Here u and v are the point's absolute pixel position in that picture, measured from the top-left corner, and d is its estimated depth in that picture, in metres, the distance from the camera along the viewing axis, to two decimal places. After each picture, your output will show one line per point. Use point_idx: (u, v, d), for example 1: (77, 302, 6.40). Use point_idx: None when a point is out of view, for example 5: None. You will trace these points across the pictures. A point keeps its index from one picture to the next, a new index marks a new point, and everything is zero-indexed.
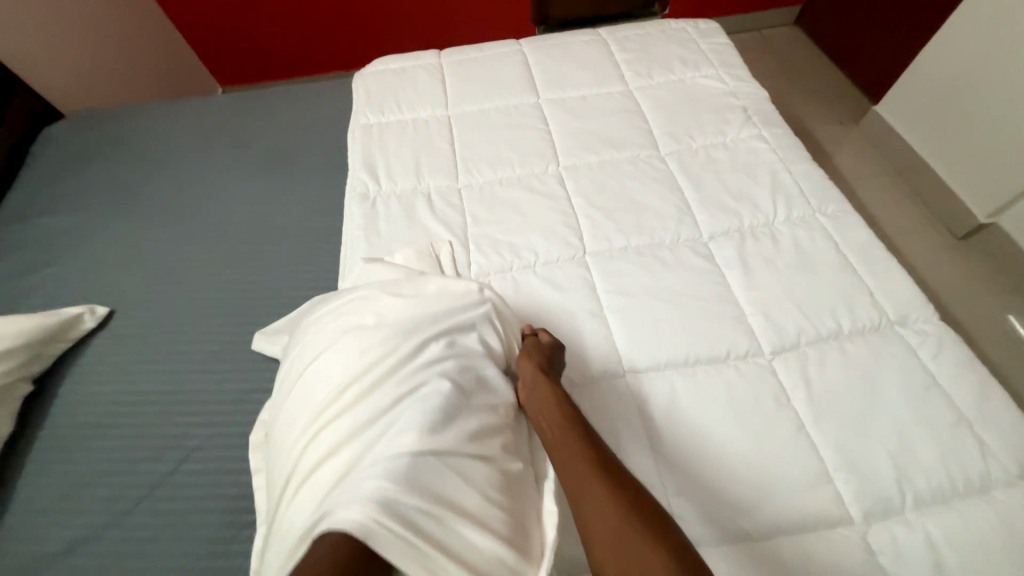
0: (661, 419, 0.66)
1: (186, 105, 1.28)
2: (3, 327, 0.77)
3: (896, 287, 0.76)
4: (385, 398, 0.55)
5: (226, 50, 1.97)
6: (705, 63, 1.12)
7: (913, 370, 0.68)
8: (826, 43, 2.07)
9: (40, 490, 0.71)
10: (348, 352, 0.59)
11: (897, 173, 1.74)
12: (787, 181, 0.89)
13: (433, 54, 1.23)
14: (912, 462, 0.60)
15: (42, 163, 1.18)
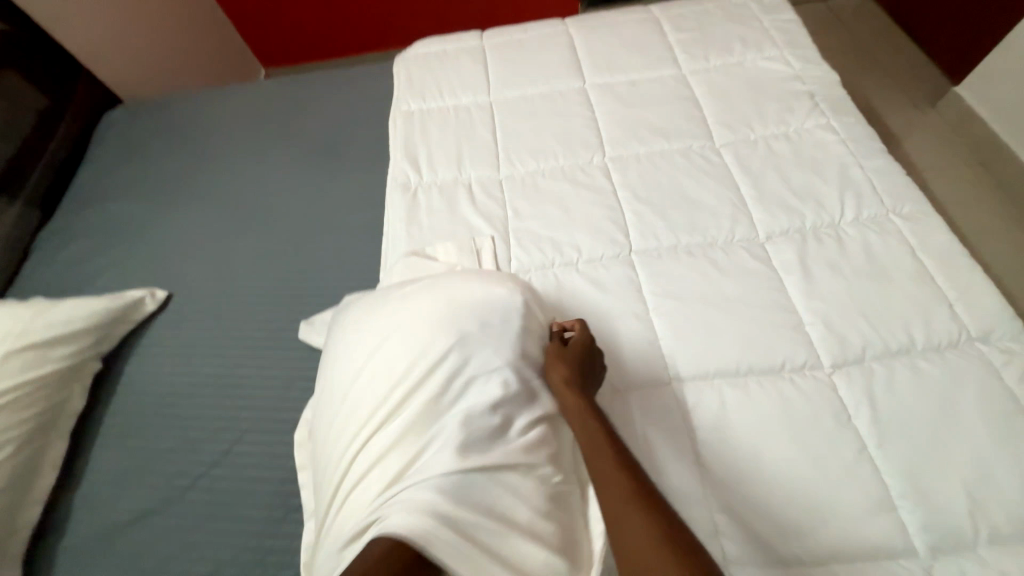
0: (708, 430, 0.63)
1: (233, 91, 1.30)
2: (75, 308, 0.82)
3: (980, 298, 0.69)
4: (421, 417, 0.55)
5: (269, 32, 1.99)
6: (768, 44, 1.03)
7: (996, 393, 0.62)
8: (903, 15, 1.87)
9: (110, 462, 0.77)
10: (389, 360, 0.59)
11: (977, 163, 1.57)
12: (858, 177, 0.82)
13: (474, 36, 1.19)
14: (990, 493, 0.55)
15: (104, 149, 1.24)
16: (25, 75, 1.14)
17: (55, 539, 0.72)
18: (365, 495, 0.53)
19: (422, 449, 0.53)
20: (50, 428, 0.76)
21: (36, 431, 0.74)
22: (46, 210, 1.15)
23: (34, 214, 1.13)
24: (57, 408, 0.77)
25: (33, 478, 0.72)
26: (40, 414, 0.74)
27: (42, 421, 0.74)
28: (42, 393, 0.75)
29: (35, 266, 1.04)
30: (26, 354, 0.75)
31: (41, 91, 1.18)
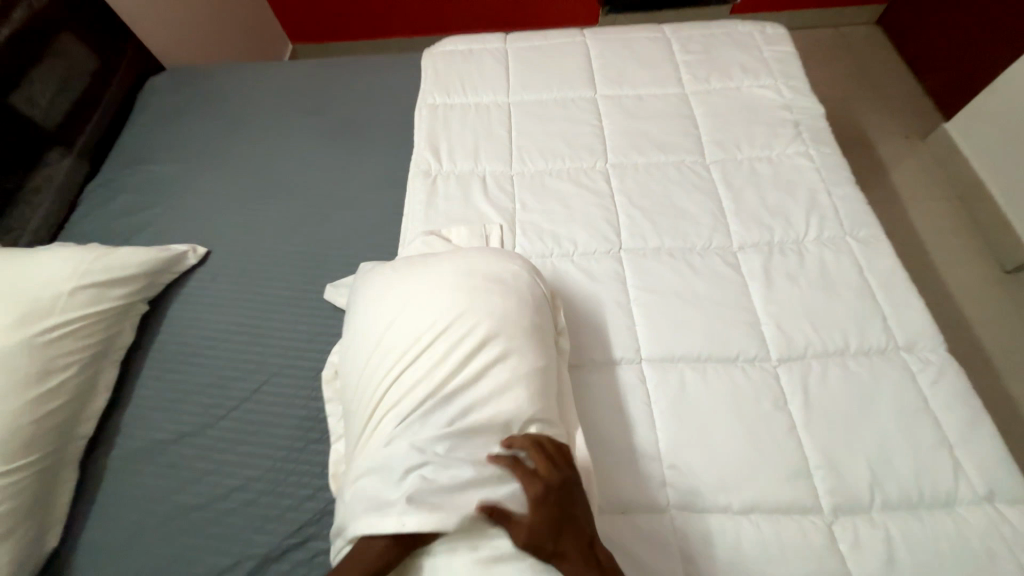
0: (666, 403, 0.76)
1: (270, 68, 1.40)
2: (131, 256, 0.94)
3: (910, 315, 0.81)
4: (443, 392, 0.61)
5: (301, 9, 2.07)
6: (764, 73, 1.14)
7: (908, 393, 0.74)
8: (906, 50, 1.97)
9: (154, 391, 0.89)
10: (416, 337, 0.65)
11: (955, 198, 1.68)
12: (825, 202, 0.93)
13: (499, 39, 1.28)
14: (887, 470, 0.68)
15: (148, 111, 1.33)
16: (84, 37, 1.24)
17: (105, 450, 0.84)
18: (388, 459, 0.58)
19: (435, 427, 0.60)
20: (105, 357, 0.87)
21: (95, 357, 0.85)
22: (94, 164, 1.26)
23: (82, 167, 1.23)
24: (111, 340, 0.88)
25: (90, 398, 0.83)
26: (98, 343, 0.86)
27: (100, 350, 0.86)
28: (101, 325, 0.86)
29: (86, 214, 1.15)
30: (89, 291, 0.86)
31: (97, 53, 1.28)
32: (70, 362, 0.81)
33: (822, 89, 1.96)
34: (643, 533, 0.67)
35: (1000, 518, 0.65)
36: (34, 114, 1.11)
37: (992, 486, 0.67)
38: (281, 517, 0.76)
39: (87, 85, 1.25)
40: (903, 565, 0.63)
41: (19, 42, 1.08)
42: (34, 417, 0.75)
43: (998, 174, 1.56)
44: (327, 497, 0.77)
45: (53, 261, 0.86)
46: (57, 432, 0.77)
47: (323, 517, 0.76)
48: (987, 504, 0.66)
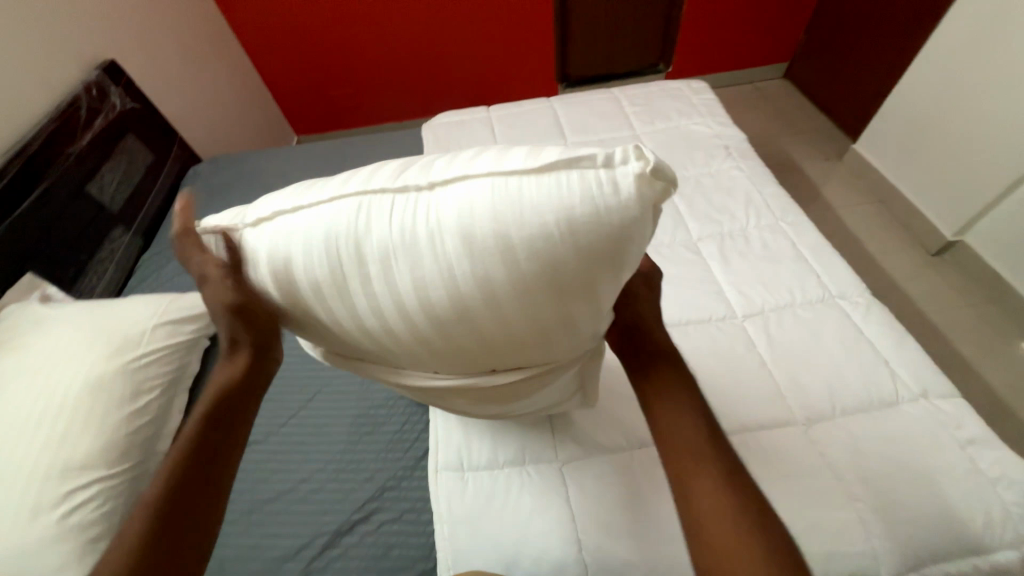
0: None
1: (294, 150, 1.67)
2: (197, 298, 1.10)
3: (836, 271, 1.03)
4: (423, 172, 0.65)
5: (307, 108, 2.46)
6: (695, 114, 1.45)
7: (847, 327, 0.93)
8: (809, 93, 2.40)
9: None
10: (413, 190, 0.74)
11: (876, 200, 1.97)
12: (758, 199, 1.19)
13: (483, 110, 1.60)
14: (842, 384, 0.85)
15: (193, 192, 1.57)
16: (141, 139, 1.51)
17: None
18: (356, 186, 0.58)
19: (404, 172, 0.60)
20: (178, 383, 1.00)
21: (173, 382, 0.98)
22: (146, 239, 1.46)
23: (137, 242, 1.43)
24: (183, 369, 1.02)
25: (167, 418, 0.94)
26: (175, 370, 0.99)
27: (176, 376, 0.99)
28: (177, 355, 1.01)
29: (143, 279, 1.32)
30: (166, 327, 1.02)
31: (149, 150, 1.54)
32: (153, 385, 0.94)
33: (750, 128, 2.35)
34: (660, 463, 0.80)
35: (933, 408, 0.82)
36: (103, 199, 1.33)
37: (923, 386, 0.84)
38: (346, 499, 0.87)
39: (142, 176, 1.49)
40: (868, 452, 0.77)
41: (97, 144, 1.33)
42: (128, 429, 0.86)
43: (901, 174, 1.84)
44: (384, 476, 0.89)
45: (135, 306, 1.02)
46: (145, 443, 0.88)
47: (383, 493, 0.87)
48: (923, 399, 0.83)
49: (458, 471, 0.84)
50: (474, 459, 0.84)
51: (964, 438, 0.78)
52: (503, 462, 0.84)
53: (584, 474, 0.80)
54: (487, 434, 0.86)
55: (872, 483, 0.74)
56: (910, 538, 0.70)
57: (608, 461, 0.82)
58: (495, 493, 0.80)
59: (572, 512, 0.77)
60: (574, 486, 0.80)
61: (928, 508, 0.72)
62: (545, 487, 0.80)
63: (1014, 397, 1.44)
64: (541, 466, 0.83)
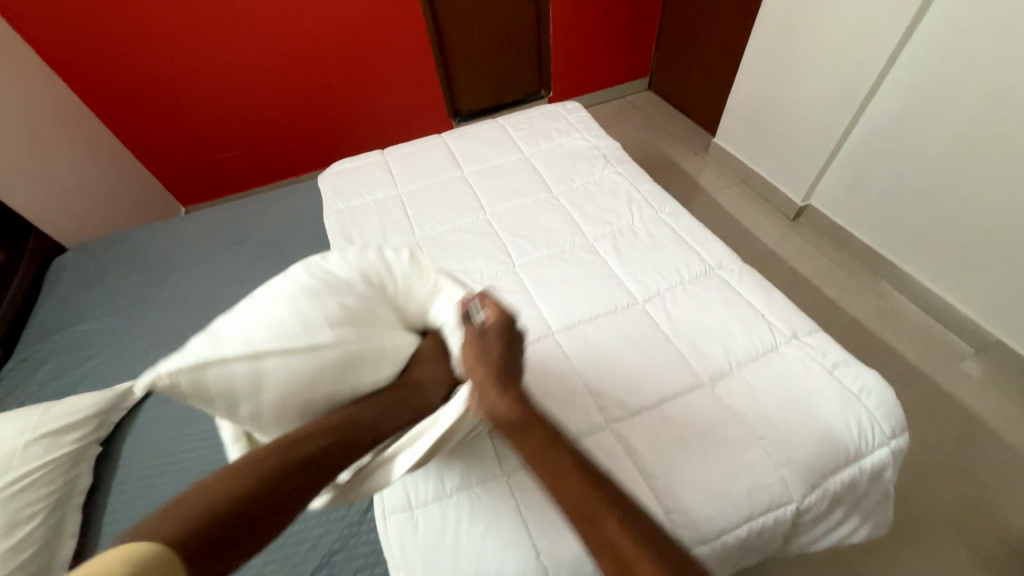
0: (580, 351, 0.99)
1: (179, 221, 1.57)
2: (78, 401, 0.99)
3: (711, 247, 1.18)
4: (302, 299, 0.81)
5: (191, 176, 2.32)
6: (573, 131, 1.61)
7: (727, 292, 1.07)
8: (670, 100, 2.75)
9: (125, 520, 0.90)
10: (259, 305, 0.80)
11: (740, 182, 2.27)
12: (638, 196, 1.34)
13: (378, 153, 1.63)
14: (732, 341, 0.97)
15: (60, 285, 1.40)
16: None
17: None
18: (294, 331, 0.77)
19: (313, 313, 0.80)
20: (65, 502, 0.88)
21: (57, 504, 0.86)
22: (4, 349, 1.27)
23: None
24: (70, 485, 0.90)
25: (56, 546, 0.83)
26: (59, 489, 0.87)
27: (61, 495, 0.87)
28: (59, 471, 0.89)
29: (4, 395, 1.14)
30: (42, 441, 0.89)
31: None
32: (34, 511, 0.82)
33: (628, 137, 2.62)
34: (596, 448, 0.85)
35: (803, 344, 0.96)
36: None
37: (792, 328, 0.99)
38: (288, 575, 0.81)
39: None
40: (762, 394, 0.88)
41: None
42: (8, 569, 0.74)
43: (753, 158, 2.16)
44: (329, 540, 0.84)
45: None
46: None
47: (330, 558, 0.82)
48: (794, 338, 0.98)
49: (406, 510, 0.82)
50: (421, 493, 0.83)
51: (830, 363, 0.93)
52: (449, 489, 0.83)
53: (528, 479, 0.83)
54: (430, 465, 0.86)
55: (768, 420, 0.85)
56: (807, 459, 0.81)
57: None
58: (447, 521, 0.80)
59: (524, 519, 0.79)
60: (522, 494, 0.82)
61: (815, 429, 0.84)
62: (495, 501, 0.81)
63: (874, 324, 1.71)
64: (487, 481, 0.84)
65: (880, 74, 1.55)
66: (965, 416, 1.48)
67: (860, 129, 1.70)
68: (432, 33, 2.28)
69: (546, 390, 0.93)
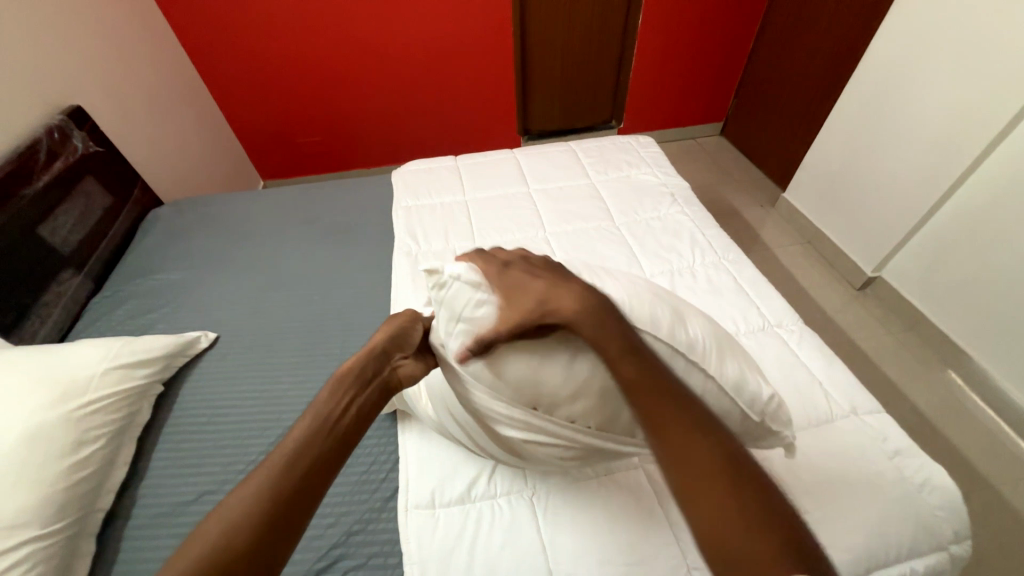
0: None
1: (262, 194, 1.69)
2: (152, 342, 1.08)
3: (773, 303, 1.14)
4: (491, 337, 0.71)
5: (275, 154, 2.51)
6: (644, 165, 1.61)
7: (784, 353, 1.03)
8: (742, 148, 2.70)
9: (170, 461, 0.97)
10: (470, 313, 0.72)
11: (806, 241, 2.18)
12: (701, 239, 1.32)
13: (451, 159, 1.71)
14: (784, 405, 0.93)
15: (152, 235, 1.54)
16: (101, 182, 1.50)
17: (120, 523, 0.89)
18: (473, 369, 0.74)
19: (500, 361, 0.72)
20: (124, 432, 0.96)
21: (118, 432, 0.94)
22: (97, 283, 1.41)
23: (87, 285, 1.37)
24: (132, 416, 0.98)
25: (109, 471, 0.91)
26: (122, 418, 0.96)
27: (122, 425, 0.95)
28: (126, 402, 0.97)
29: (89, 324, 1.26)
30: (117, 372, 0.98)
31: (109, 193, 1.52)
32: (98, 435, 0.90)
33: (694, 179, 2.59)
34: (625, 487, 0.83)
35: (862, 423, 0.91)
36: (54, 241, 1.29)
37: (852, 403, 0.94)
38: (306, 546, 0.84)
39: (99, 219, 1.46)
40: (810, 466, 0.84)
41: (53, 187, 1.31)
42: (69, 483, 0.82)
43: (824, 219, 2.08)
44: (349, 520, 0.86)
45: (86, 350, 0.99)
46: (82, 498, 0.84)
47: (348, 538, 0.84)
48: (853, 415, 0.92)
49: (430, 508, 0.83)
50: (446, 493, 0.84)
51: (891, 450, 0.87)
52: (474, 495, 0.84)
53: (553, 501, 0.82)
54: (459, 467, 0.87)
55: (814, 495, 0.80)
56: (853, 546, 0.75)
57: (577, 488, 0.83)
58: (467, 527, 0.80)
59: (543, 542, 0.78)
60: (545, 515, 0.81)
61: (865, 515, 0.78)
62: (517, 518, 0.80)
63: (937, 417, 1.58)
64: (512, 497, 0.83)
65: (980, 155, 1.47)
66: None
67: (949, 208, 1.60)
68: (517, 53, 2.37)
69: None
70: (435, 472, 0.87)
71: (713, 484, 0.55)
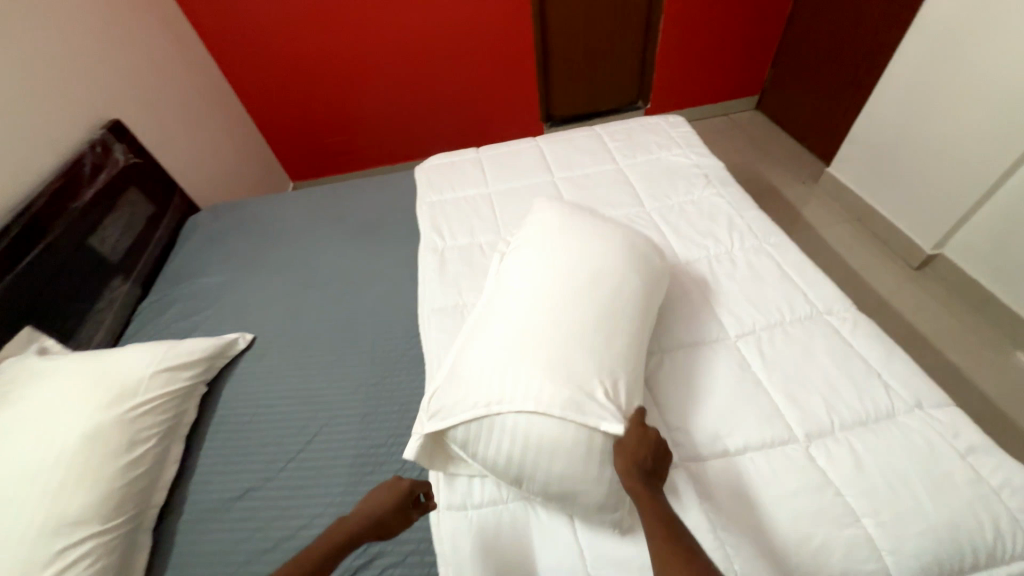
0: (637, 310, 0.94)
1: (291, 195, 1.73)
2: (194, 345, 1.12)
3: (821, 289, 1.06)
4: None
5: (303, 155, 2.56)
6: (675, 146, 1.53)
7: (836, 342, 0.95)
8: (781, 121, 2.53)
9: (217, 458, 1.02)
10: None
11: (855, 219, 2.03)
12: (740, 222, 1.24)
13: (473, 151, 1.69)
14: (838, 399, 0.86)
15: (192, 239, 1.60)
16: (143, 192, 1.57)
17: (174, 517, 0.94)
18: None
19: None
20: (173, 432, 1.01)
21: (167, 432, 0.99)
22: (144, 288, 1.48)
23: (136, 290, 1.44)
24: (179, 417, 1.03)
25: (160, 470, 0.95)
26: (169, 419, 1.00)
27: (170, 426, 1.00)
28: (173, 403, 1.02)
29: (139, 328, 1.33)
30: (163, 375, 1.02)
31: (150, 201, 1.59)
32: (150, 433, 0.95)
33: (728, 158, 2.45)
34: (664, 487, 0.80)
35: (930, 418, 0.83)
36: (104, 250, 1.36)
37: (916, 396, 0.86)
38: None
39: (143, 227, 1.53)
40: (871, 467, 0.77)
41: (99, 200, 1.38)
42: (124, 482, 0.87)
43: (876, 195, 1.92)
44: None
45: (137, 353, 1.04)
46: (138, 496, 0.89)
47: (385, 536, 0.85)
48: (918, 409, 0.84)
49: (453, 424, 0.80)
50: (463, 405, 0.81)
51: (963, 447, 0.79)
52: (491, 386, 0.80)
53: (572, 373, 0.79)
54: (465, 383, 0.84)
55: (876, 497, 0.74)
56: (919, 551, 0.70)
57: (581, 355, 0.81)
58: (496, 435, 0.78)
59: (571, 416, 0.75)
60: (566, 386, 0.77)
61: (934, 518, 0.72)
62: (538, 421, 0.76)
63: (1011, 407, 1.44)
64: (529, 371, 0.79)
65: None
66: None
67: (1022, 175, 1.44)
68: (537, 38, 2.31)
69: (578, 295, 0.89)
70: (450, 388, 0.85)
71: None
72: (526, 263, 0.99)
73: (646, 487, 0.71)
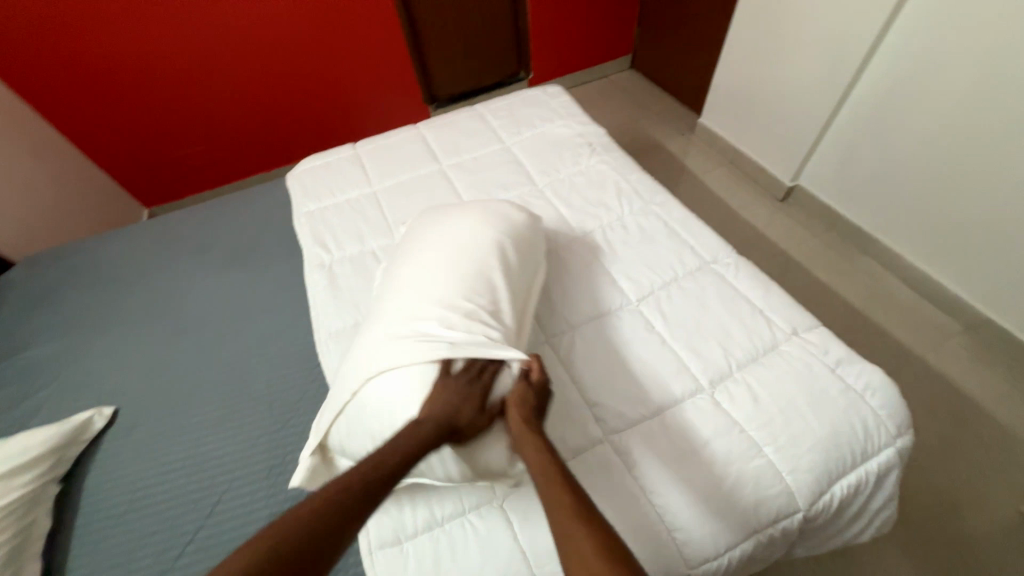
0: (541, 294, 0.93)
1: (135, 228, 1.45)
2: (29, 439, 0.90)
3: (705, 240, 1.12)
4: None
5: (151, 176, 2.18)
6: (556, 117, 1.52)
7: (724, 288, 1.02)
8: (654, 78, 2.65)
9: (91, 565, 0.84)
10: None
11: (728, 163, 2.21)
12: (627, 186, 1.27)
13: (350, 148, 1.53)
14: (731, 341, 0.93)
15: (8, 305, 1.29)
16: None
17: None
18: None
19: None
20: (21, 551, 0.81)
21: (11, 555, 0.79)
22: None
23: None
24: (26, 531, 0.83)
25: None
26: (12, 538, 0.80)
27: (15, 546, 0.80)
28: (12, 517, 0.82)
29: None
30: None
31: None
32: None
33: (613, 119, 2.53)
34: (593, 464, 0.81)
35: (805, 342, 0.92)
36: None
37: (793, 324, 0.95)
38: None
39: None
40: (766, 398, 0.85)
41: None
42: None
43: (741, 138, 2.10)
44: None
45: None
46: None
47: None
48: (795, 336, 0.94)
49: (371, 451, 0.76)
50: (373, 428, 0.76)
51: (833, 361, 0.89)
52: (398, 394, 0.76)
53: (468, 349, 0.77)
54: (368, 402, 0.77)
55: (772, 424, 0.82)
56: (811, 463, 0.78)
57: (476, 328, 0.81)
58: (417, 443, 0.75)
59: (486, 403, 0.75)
60: (474, 373, 0.76)
61: (818, 430, 0.81)
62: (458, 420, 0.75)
63: (866, 306, 1.68)
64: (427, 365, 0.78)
65: (869, 50, 1.49)
66: (957, 396, 1.45)
67: (849, 107, 1.65)
68: (401, 14, 2.14)
69: (466, 281, 0.88)
70: (353, 404, 0.79)
71: (568, 518, 0.58)
72: (413, 263, 0.95)
73: (531, 433, 0.71)
